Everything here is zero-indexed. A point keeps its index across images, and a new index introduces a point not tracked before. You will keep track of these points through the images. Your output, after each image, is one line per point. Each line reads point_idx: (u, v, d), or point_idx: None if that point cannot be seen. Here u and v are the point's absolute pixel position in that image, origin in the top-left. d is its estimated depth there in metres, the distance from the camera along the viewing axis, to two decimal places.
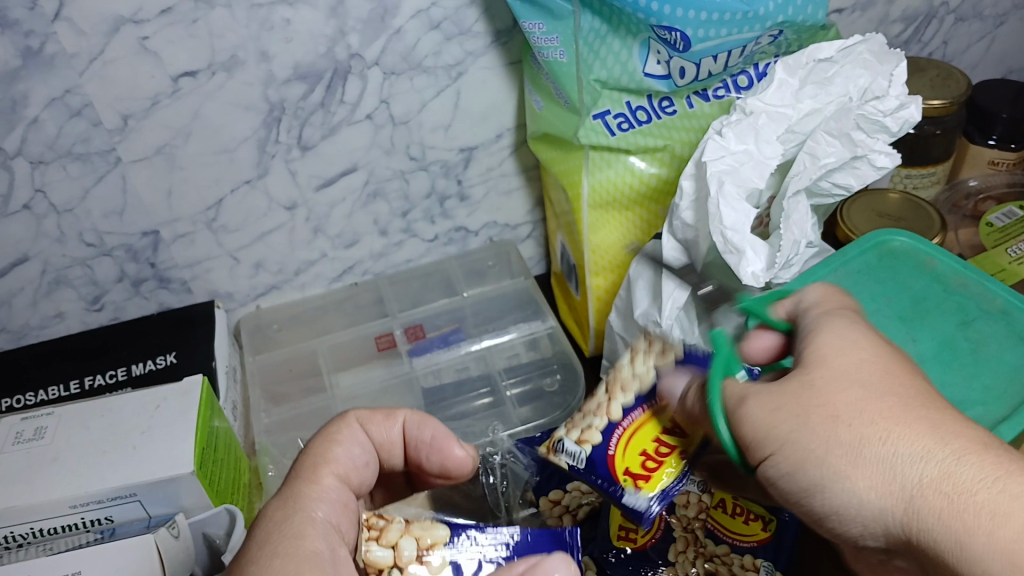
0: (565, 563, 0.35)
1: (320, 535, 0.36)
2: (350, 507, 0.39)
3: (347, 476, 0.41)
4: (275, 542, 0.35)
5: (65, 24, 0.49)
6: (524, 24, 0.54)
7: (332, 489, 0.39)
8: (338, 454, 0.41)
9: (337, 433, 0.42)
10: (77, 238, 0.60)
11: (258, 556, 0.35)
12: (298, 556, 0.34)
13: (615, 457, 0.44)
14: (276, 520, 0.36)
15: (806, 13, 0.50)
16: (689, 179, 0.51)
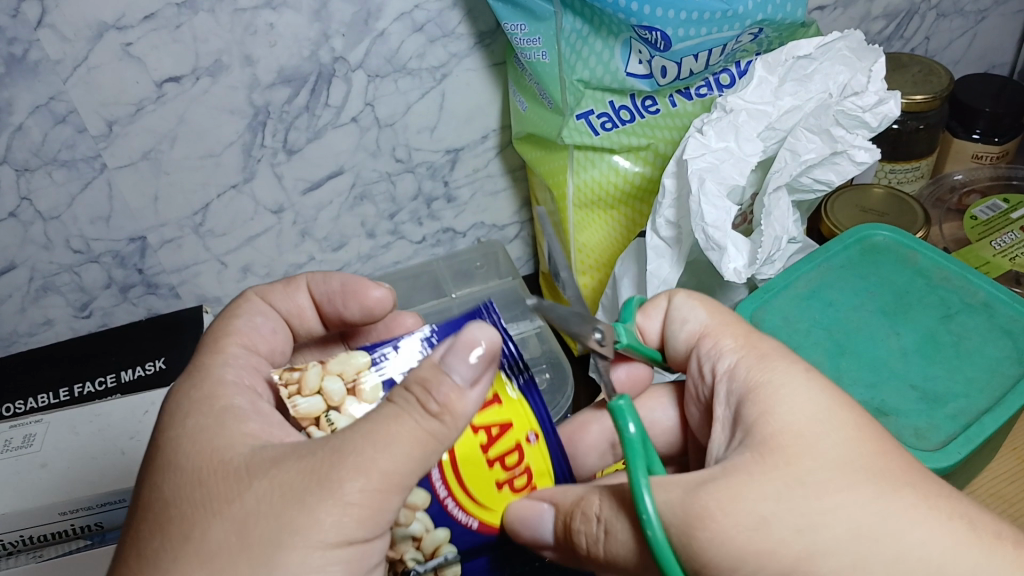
0: (484, 329, 0.34)
1: (236, 394, 0.38)
2: (262, 367, 0.42)
3: (254, 343, 0.44)
4: (188, 408, 0.37)
5: (49, 31, 0.50)
6: (505, 25, 0.53)
7: (237, 355, 0.42)
8: (239, 325, 0.44)
9: (241, 310, 0.45)
10: (63, 244, 0.60)
11: (174, 423, 0.37)
12: (215, 414, 0.36)
13: None
14: (189, 386, 0.39)
15: (786, 11, 0.50)
16: (670, 177, 0.51)
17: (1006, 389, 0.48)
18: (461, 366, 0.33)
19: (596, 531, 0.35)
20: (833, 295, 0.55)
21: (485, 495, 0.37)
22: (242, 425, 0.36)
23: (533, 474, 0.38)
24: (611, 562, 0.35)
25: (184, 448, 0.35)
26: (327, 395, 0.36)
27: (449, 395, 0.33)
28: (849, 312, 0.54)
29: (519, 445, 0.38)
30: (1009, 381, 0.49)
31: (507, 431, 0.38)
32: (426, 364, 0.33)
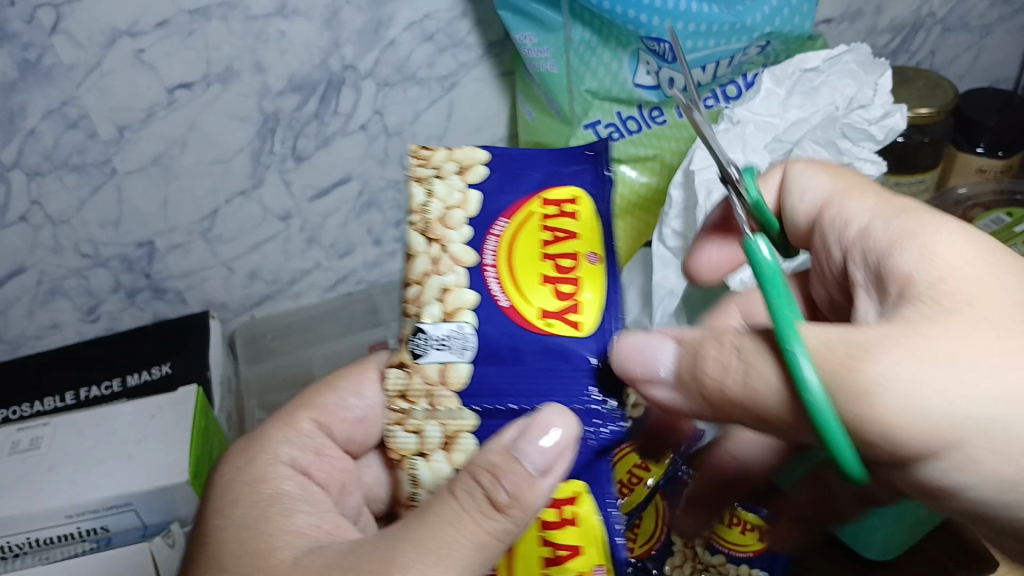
0: (558, 415, 0.36)
1: (283, 479, 0.40)
2: (325, 452, 0.44)
3: (326, 422, 0.45)
4: (233, 490, 0.39)
5: (63, 36, 0.50)
6: (515, 35, 0.53)
7: (305, 433, 0.44)
8: (326, 400, 0.45)
9: (340, 378, 0.46)
10: (72, 248, 0.60)
11: (214, 508, 0.38)
12: (262, 502, 0.38)
13: (512, 304, 0.41)
14: (232, 466, 0.40)
15: (793, 24, 0.51)
16: (678, 188, 0.52)
17: None
18: (536, 454, 0.34)
19: (732, 360, 0.30)
20: None
21: (533, 283, 0.42)
22: (293, 519, 0.37)
23: (583, 310, 0.42)
24: (749, 398, 0.29)
25: (225, 532, 0.37)
26: (432, 194, 0.43)
27: (523, 488, 0.34)
28: None
29: (577, 259, 0.43)
30: None
31: (570, 243, 0.43)
32: (496, 449, 0.35)
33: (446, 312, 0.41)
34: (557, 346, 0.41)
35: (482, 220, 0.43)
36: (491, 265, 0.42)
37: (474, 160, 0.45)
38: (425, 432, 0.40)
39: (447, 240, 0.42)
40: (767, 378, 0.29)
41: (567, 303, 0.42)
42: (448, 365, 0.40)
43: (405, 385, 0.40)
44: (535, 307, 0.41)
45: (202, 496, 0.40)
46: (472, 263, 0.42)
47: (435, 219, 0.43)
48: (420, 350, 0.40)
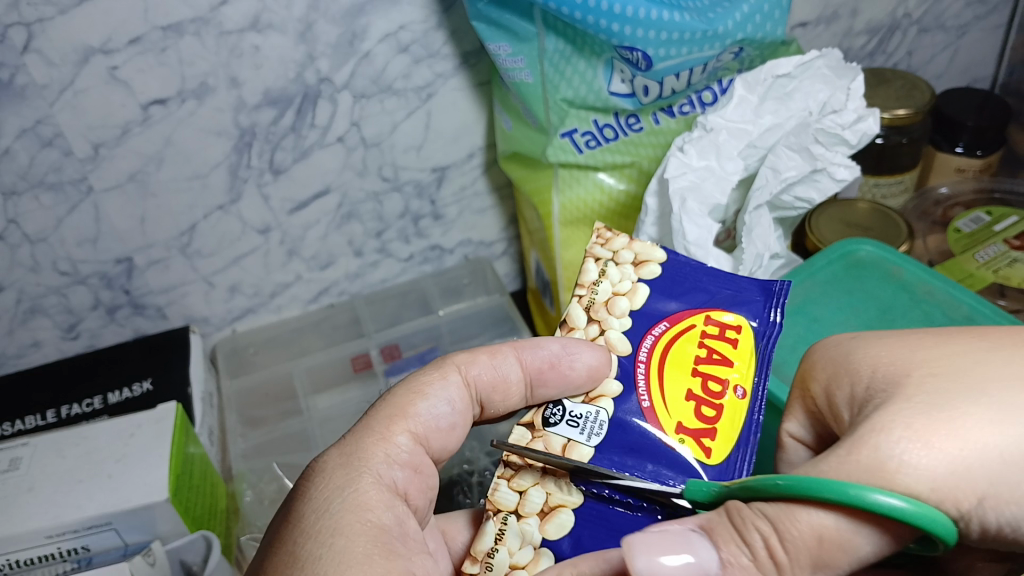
0: None
1: (384, 508, 0.38)
2: (420, 470, 0.42)
3: (424, 437, 0.43)
4: (336, 518, 0.37)
5: (35, 55, 0.50)
6: (489, 46, 0.54)
7: (404, 450, 0.41)
8: (420, 409, 0.43)
9: (426, 385, 0.43)
10: (51, 266, 0.60)
11: (315, 533, 0.37)
12: (367, 536, 0.37)
13: (654, 410, 0.40)
14: (333, 489, 0.39)
15: (765, 30, 0.51)
16: (653, 195, 0.51)
17: None
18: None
19: (769, 527, 0.31)
20: (818, 311, 0.55)
21: (678, 396, 0.40)
22: (394, 562, 0.36)
23: (715, 437, 0.40)
24: (838, 549, 0.30)
25: (326, 565, 0.35)
26: (604, 275, 0.43)
27: None
28: (834, 326, 0.54)
29: (724, 388, 0.41)
30: None
31: (724, 366, 0.41)
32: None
33: (587, 391, 0.40)
34: (686, 467, 0.39)
35: (644, 316, 0.42)
36: (643, 358, 0.41)
37: (652, 257, 0.44)
38: (529, 497, 0.38)
39: (606, 326, 0.42)
40: (816, 519, 0.30)
41: (706, 427, 0.40)
42: (570, 443, 0.39)
43: (525, 446, 0.39)
44: (673, 416, 0.40)
45: (298, 514, 0.38)
46: (624, 353, 0.41)
47: (601, 301, 0.43)
48: (552, 419, 0.40)
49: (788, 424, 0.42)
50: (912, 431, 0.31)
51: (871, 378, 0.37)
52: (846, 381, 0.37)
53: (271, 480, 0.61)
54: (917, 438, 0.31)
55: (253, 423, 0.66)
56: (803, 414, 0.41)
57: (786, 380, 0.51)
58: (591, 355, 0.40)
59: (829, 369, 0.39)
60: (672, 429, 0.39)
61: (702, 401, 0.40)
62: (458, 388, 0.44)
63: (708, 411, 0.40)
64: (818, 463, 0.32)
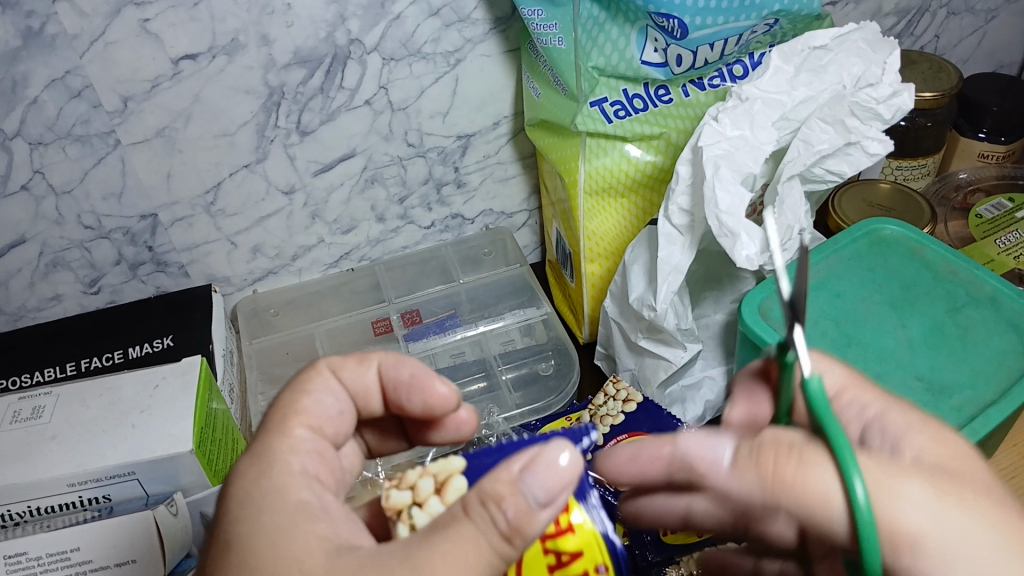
0: (563, 450, 0.32)
1: (304, 484, 0.35)
2: (327, 457, 0.38)
3: (318, 428, 0.39)
4: (257, 502, 0.34)
5: (67, 5, 0.50)
6: (523, 10, 0.55)
7: (304, 440, 0.38)
8: (307, 403, 0.39)
9: (307, 382, 0.40)
10: (75, 220, 0.60)
11: (237, 517, 0.34)
12: (290, 512, 0.33)
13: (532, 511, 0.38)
14: (250, 481, 0.35)
15: (802, 3, 0.50)
16: (686, 164, 0.50)
17: (1012, 380, 0.48)
18: (542, 489, 0.31)
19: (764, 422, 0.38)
20: (841, 286, 0.55)
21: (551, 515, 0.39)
22: (319, 525, 0.33)
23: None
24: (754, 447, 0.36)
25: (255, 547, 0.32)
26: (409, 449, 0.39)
27: (524, 519, 0.30)
28: (856, 302, 0.54)
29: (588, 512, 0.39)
30: (1016, 373, 0.49)
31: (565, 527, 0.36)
32: (502, 477, 0.31)
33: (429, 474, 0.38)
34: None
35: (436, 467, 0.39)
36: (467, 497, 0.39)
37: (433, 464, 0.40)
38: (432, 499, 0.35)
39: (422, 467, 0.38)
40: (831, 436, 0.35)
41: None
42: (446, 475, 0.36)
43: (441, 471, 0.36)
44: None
45: (222, 516, 0.34)
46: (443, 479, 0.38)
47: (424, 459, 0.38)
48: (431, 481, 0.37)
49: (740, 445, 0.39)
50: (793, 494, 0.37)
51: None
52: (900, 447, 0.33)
53: None
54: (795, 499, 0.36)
55: (274, 381, 0.66)
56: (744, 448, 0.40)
57: None
58: (443, 386, 0.42)
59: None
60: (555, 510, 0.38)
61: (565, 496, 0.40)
62: (340, 386, 0.41)
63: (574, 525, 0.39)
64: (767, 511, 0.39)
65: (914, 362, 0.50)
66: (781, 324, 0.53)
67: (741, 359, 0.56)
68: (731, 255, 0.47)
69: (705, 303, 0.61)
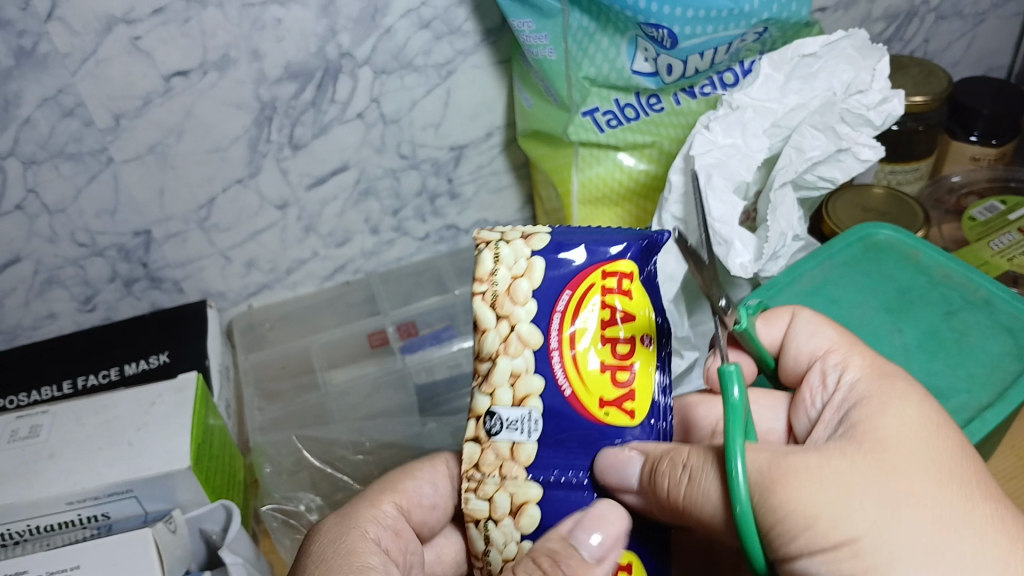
0: (590, 541, 0.37)
1: (371, 553, 0.42)
2: (404, 537, 0.44)
3: (408, 511, 0.45)
4: (329, 562, 0.41)
5: (58, 24, 0.50)
6: (512, 21, 0.54)
7: (388, 517, 0.45)
8: (409, 488, 0.46)
9: (418, 469, 0.47)
10: (69, 238, 0.60)
11: (312, 574, 0.41)
12: (349, 574, 0.40)
13: (574, 394, 0.40)
14: (328, 541, 0.42)
15: (791, 10, 0.51)
16: (677, 173, 0.51)
17: (1008, 384, 0.49)
18: (597, 548, 0.37)
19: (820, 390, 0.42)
20: (836, 292, 0.56)
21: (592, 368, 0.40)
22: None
23: (635, 401, 0.41)
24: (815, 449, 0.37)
25: None
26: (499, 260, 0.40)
27: (579, 570, 0.36)
28: (852, 308, 0.55)
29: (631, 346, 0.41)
30: (1010, 377, 0.49)
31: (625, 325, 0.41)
32: (554, 540, 0.37)
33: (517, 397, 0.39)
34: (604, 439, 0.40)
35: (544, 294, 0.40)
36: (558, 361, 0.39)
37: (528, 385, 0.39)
38: (517, 285, 0.40)
39: (514, 319, 0.39)
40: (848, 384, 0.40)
41: (622, 392, 0.41)
42: (517, 444, 0.39)
43: (478, 457, 0.39)
44: (593, 394, 0.40)
45: (303, 564, 0.42)
46: (536, 345, 0.39)
47: (502, 292, 0.39)
48: (494, 429, 0.39)
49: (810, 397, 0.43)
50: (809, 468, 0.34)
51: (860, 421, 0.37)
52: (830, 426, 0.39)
53: (289, 453, 0.62)
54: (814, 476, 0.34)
55: (270, 397, 0.66)
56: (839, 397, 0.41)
57: None
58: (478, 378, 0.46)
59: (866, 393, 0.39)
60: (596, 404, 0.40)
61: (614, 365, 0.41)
62: (444, 480, 0.47)
63: (623, 348, 0.41)
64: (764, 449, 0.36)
65: (910, 366, 0.50)
66: None
67: None
68: (726, 262, 0.48)
69: (701, 310, 0.60)
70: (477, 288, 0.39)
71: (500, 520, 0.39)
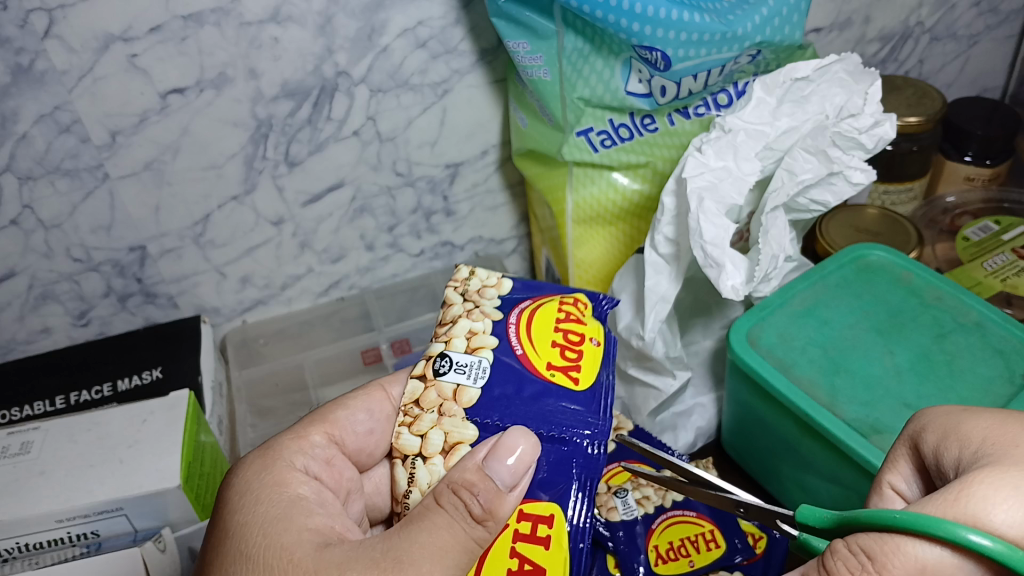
0: (510, 452, 0.36)
1: (302, 482, 0.41)
2: (336, 464, 0.44)
3: (341, 439, 0.45)
4: (259, 490, 0.40)
5: (56, 41, 0.50)
6: (509, 43, 0.54)
7: (317, 445, 0.44)
8: (340, 416, 0.45)
9: (350, 399, 0.46)
10: (64, 253, 0.60)
11: (240, 507, 0.39)
12: (284, 502, 0.39)
13: (527, 354, 0.42)
14: (255, 471, 0.41)
15: (785, 33, 0.51)
16: (670, 195, 0.51)
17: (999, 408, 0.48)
18: (507, 473, 0.36)
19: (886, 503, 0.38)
20: (828, 314, 0.56)
21: (544, 341, 0.42)
22: (314, 517, 0.38)
23: (582, 370, 0.42)
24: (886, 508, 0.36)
25: (257, 522, 0.38)
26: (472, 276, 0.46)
27: (495, 501, 0.36)
28: (843, 329, 0.55)
29: (582, 337, 0.43)
30: (1001, 400, 0.49)
31: (581, 324, 0.44)
32: (470, 468, 0.36)
33: (468, 345, 0.42)
34: (546, 395, 0.41)
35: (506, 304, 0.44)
36: (513, 325, 0.43)
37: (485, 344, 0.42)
38: (486, 291, 0.45)
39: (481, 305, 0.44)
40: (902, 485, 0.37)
41: (571, 362, 0.42)
42: (459, 386, 0.40)
43: (419, 394, 0.41)
44: (541, 356, 0.42)
45: (227, 496, 0.40)
46: (497, 319, 0.43)
47: (472, 289, 0.45)
48: (441, 368, 0.41)
49: (892, 476, 0.37)
50: (1015, 488, 0.29)
51: (982, 444, 0.33)
52: (949, 450, 0.34)
53: None
54: (1020, 494, 0.29)
55: (263, 413, 0.66)
56: (912, 469, 0.37)
57: (797, 381, 0.52)
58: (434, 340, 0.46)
59: (938, 432, 0.35)
60: (541, 364, 0.41)
61: (565, 344, 0.43)
62: (378, 404, 0.47)
63: (571, 352, 0.42)
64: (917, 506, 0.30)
65: (902, 389, 0.50)
66: (769, 352, 0.53)
67: (729, 388, 0.57)
68: (717, 284, 0.48)
69: (694, 330, 0.61)
70: (451, 283, 0.46)
71: (430, 457, 0.39)
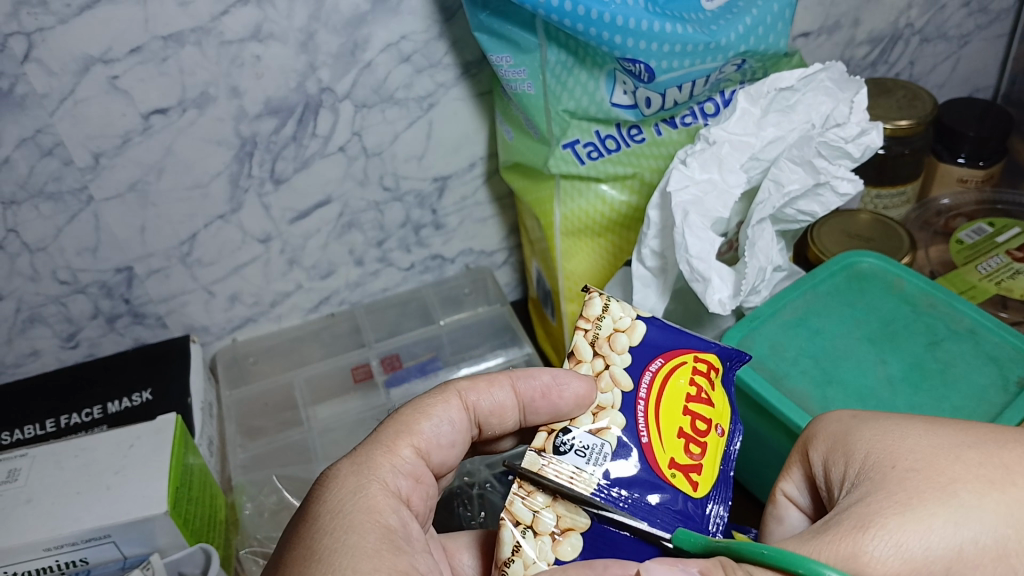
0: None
1: (392, 511, 0.39)
2: (422, 483, 0.42)
3: (427, 453, 0.43)
4: (351, 516, 0.38)
5: (35, 65, 0.50)
6: (491, 57, 0.54)
7: (407, 461, 0.42)
8: (424, 428, 0.43)
9: (430, 406, 0.44)
10: (50, 276, 0.60)
11: (331, 527, 0.38)
12: (378, 532, 0.38)
13: (652, 444, 0.40)
14: (347, 493, 0.40)
15: (768, 42, 0.51)
16: (655, 208, 0.51)
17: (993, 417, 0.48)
18: None
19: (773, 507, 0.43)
20: (821, 323, 0.55)
21: (670, 432, 0.41)
22: (401, 557, 0.37)
23: (702, 474, 0.41)
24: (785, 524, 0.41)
25: (344, 553, 0.36)
26: (608, 309, 0.42)
27: None
28: (836, 340, 0.54)
29: (709, 426, 0.42)
30: (997, 409, 0.48)
31: (710, 407, 0.43)
32: None
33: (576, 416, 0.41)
34: (675, 499, 0.40)
35: (640, 352, 0.42)
36: (644, 395, 0.41)
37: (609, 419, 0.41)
38: (617, 337, 0.42)
39: (610, 361, 0.42)
40: (795, 492, 0.42)
41: (693, 461, 0.41)
42: (579, 471, 0.39)
43: (538, 468, 0.39)
44: (666, 450, 0.40)
45: (314, 514, 0.39)
46: (627, 388, 0.41)
47: (604, 336, 0.42)
48: (563, 446, 0.40)
49: (786, 483, 0.42)
50: (888, 529, 0.33)
51: (865, 460, 0.37)
52: (841, 459, 0.38)
53: (271, 492, 0.61)
54: (888, 531, 0.33)
55: (253, 433, 0.66)
56: (802, 477, 0.42)
57: (789, 393, 0.51)
58: (578, 384, 0.41)
59: (830, 442, 0.40)
60: (665, 461, 0.40)
61: (691, 436, 0.41)
62: (458, 412, 0.45)
63: (695, 447, 0.41)
64: (802, 540, 0.34)
65: (895, 400, 0.50)
66: (759, 363, 0.53)
67: None
68: (705, 298, 0.48)
69: None
70: (584, 322, 0.42)
71: (540, 533, 0.38)
